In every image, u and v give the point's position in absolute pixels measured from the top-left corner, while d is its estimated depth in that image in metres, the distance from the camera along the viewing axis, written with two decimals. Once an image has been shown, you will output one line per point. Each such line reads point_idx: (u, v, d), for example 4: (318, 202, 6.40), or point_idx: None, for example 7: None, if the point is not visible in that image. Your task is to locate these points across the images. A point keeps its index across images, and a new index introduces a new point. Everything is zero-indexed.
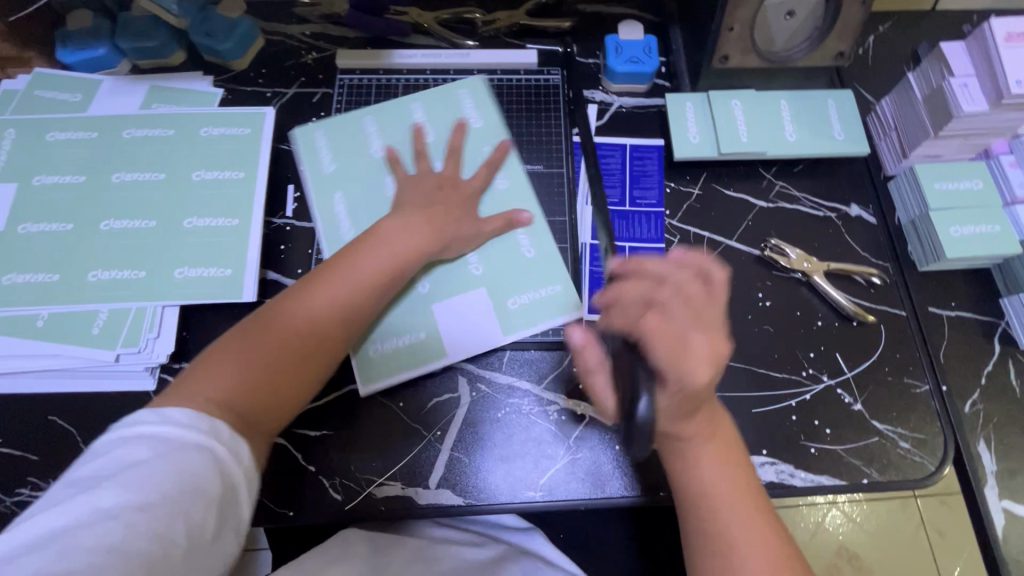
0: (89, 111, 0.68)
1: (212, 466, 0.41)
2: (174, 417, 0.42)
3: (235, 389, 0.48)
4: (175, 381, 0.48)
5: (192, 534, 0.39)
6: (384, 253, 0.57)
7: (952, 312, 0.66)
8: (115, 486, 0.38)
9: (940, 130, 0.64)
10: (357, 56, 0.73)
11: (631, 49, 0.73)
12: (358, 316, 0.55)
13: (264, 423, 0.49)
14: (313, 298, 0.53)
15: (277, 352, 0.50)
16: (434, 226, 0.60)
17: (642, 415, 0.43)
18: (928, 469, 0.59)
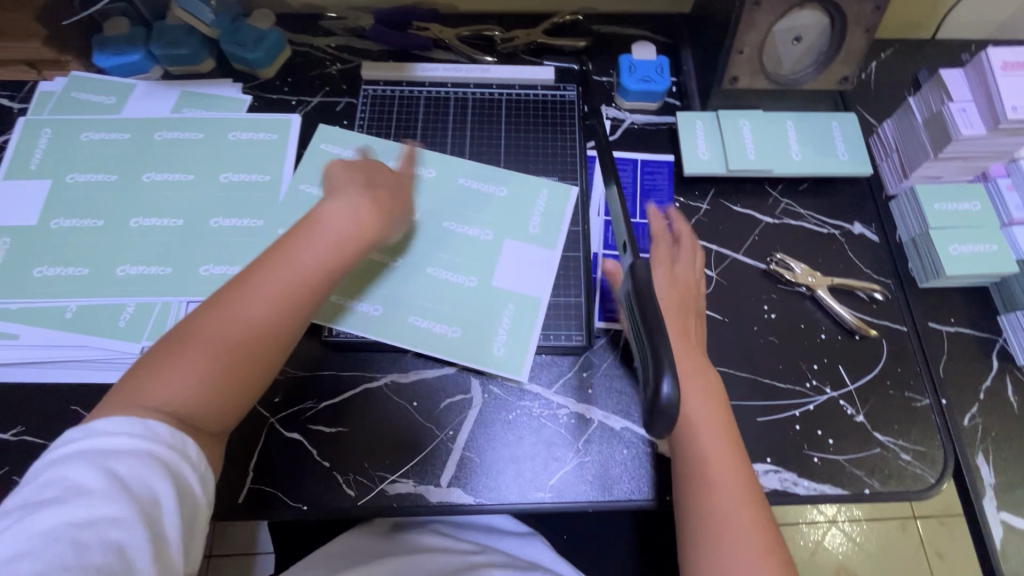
0: (123, 114, 0.71)
1: (163, 472, 0.42)
2: (112, 433, 0.42)
3: (179, 394, 0.46)
4: (115, 391, 0.46)
5: (154, 538, 0.40)
6: (328, 237, 0.54)
7: (952, 329, 0.67)
8: (59, 507, 0.39)
9: (940, 152, 0.66)
10: (381, 68, 0.76)
11: (643, 68, 0.76)
12: (302, 303, 0.51)
13: (213, 422, 0.48)
14: (251, 288, 0.50)
15: (220, 346, 0.48)
16: (381, 209, 0.58)
17: (664, 400, 0.37)
18: (929, 481, 0.60)
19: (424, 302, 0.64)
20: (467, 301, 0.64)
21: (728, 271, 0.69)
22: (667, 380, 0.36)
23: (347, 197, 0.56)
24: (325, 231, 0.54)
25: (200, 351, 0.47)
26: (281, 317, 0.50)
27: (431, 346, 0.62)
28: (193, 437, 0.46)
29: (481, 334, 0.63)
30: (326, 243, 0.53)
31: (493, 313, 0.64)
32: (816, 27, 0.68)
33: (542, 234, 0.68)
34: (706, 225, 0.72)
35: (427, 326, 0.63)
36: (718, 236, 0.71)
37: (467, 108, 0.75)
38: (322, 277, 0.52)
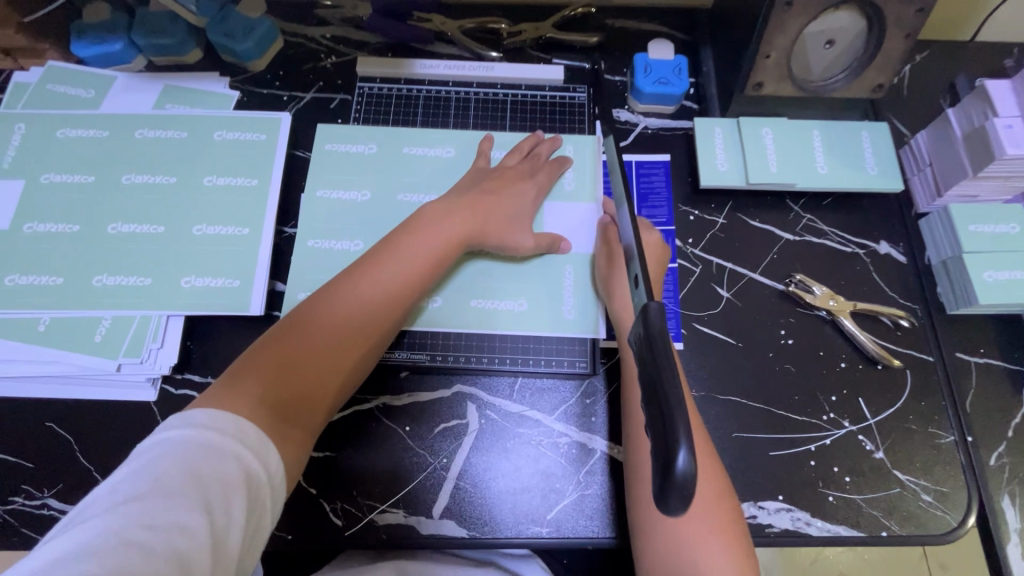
0: (102, 109, 0.67)
1: (239, 477, 0.40)
2: (199, 420, 0.41)
3: (270, 389, 0.46)
4: (215, 384, 0.46)
5: (216, 549, 0.37)
6: (415, 246, 0.56)
7: (981, 359, 0.63)
8: (134, 505, 0.36)
9: (979, 172, 0.61)
10: (378, 64, 0.71)
11: (660, 69, 0.70)
12: (401, 304, 0.54)
13: (306, 418, 0.48)
14: (352, 288, 0.53)
15: (306, 347, 0.49)
16: (479, 212, 0.59)
17: (682, 470, 0.31)
18: (950, 524, 0.57)
19: (476, 279, 0.63)
20: (524, 269, 0.64)
21: (743, 292, 0.65)
22: (684, 448, 0.31)
23: (430, 210, 0.59)
24: (410, 241, 0.56)
25: (290, 350, 0.49)
26: (368, 322, 0.52)
27: (480, 325, 0.62)
28: (285, 431, 0.45)
29: (543, 302, 0.63)
30: (413, 252, 0.55)
31: (552, 279, 0.63)
32: (851, 30, 0.62)
33: (579, 189, 0.67)
34: (721, 241, 0.67)
35: (475, 307, 0.62)
36: (733, 253, 0.67)
37: (469, 108, 0.71)
38: (407, 282, 0.55)
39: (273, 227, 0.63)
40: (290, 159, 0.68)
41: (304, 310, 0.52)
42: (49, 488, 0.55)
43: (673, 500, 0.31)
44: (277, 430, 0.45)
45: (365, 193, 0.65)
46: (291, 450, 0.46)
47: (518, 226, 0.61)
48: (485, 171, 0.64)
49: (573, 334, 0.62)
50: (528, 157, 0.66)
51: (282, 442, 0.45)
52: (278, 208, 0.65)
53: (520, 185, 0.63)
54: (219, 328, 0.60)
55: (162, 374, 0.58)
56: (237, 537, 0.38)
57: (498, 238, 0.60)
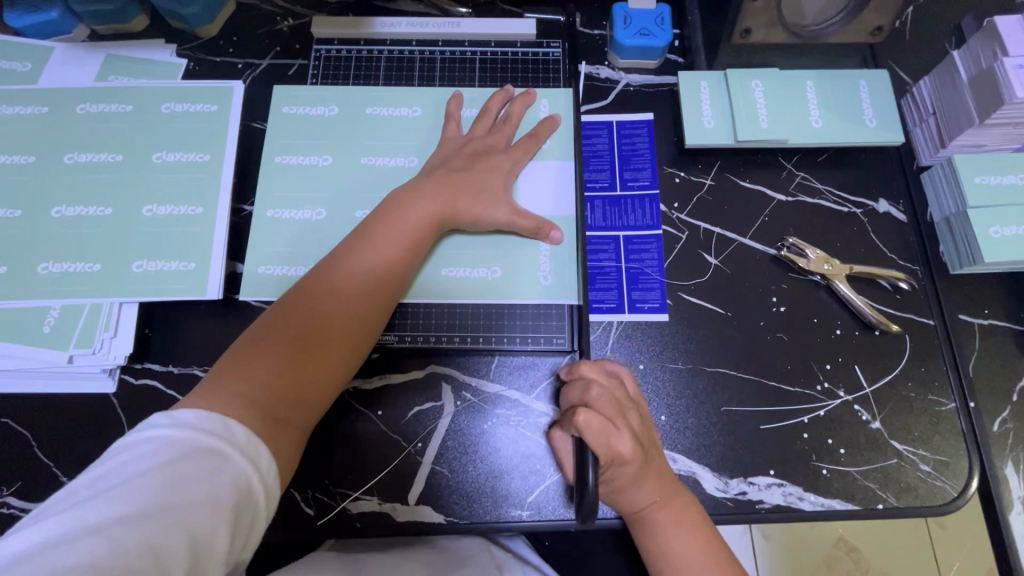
0: (41, 83, 0.62)
1: (227, 476, 0.37)
2: (183, 419, 0.39)
3: (257, 390, 0.44)
4: (203, 385, 0.44)
5: (197, 551, 0.34)
6: (395, 229, 0.52)
7: (985, 321, 0.60)
8: (108, 498, 0.34)
9: (987, 119, 0.57)
10: (336, 24, 0.66)
11: (640, 20, 0.65)
12: (391, 287, 0.51)
13: (300, 416, 0.46)
14: (338, 276, 0.50)
15: (290, 347, 0.46)
16: (450, 190, 0.55)
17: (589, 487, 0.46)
18: (950, 494, 0.54)
19: (456, 254, 0.59)
20: (495, 238, 0.59)
21: (732, 258, 0.61)
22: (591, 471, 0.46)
23: (400, 192, 0.55)
24: (386, 231, 0.52)
25: (272, 350, 0.46)
26: (352, 318, 0.49)
27: (461, 307, 0.58)
28: (279, 431, 0.43)
29: (521, 277, 0.59)
30: (390, 241, 0.52)
31: (529, 258, 0.59)
32: None
33: (556, 149, 0.62)
34: (709, 205, 0.63)
35: (448, 279, 0.59)
36: (722, 217, 0.63)
37: (435, 69, 0.65)
38: (388, 274, 0.51)
39: (228, 205, 0.59)
40: (246, 132, 0.63)
41: (290, 300, 0.49)
42: (6, 485, 0.53)
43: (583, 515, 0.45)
44: (268, 432, 0.42)
45: (327, 159, 0.60)
46: (283, 453, 0.43)
47: (492, 199, 0.57)
48: (459, 143, 0.59)
49: (548, 302, 0.58)
50: (498, 121, 0.62)
51: (274, 444, 0.42)
52: (235, 185, 0.61)
53: (493, 159, 0.59)
54: (178, 314, 0.57)
55: (118, 364, 0.55)
56: (223, 540, 0.36)
57: (471, 215, 0.56)
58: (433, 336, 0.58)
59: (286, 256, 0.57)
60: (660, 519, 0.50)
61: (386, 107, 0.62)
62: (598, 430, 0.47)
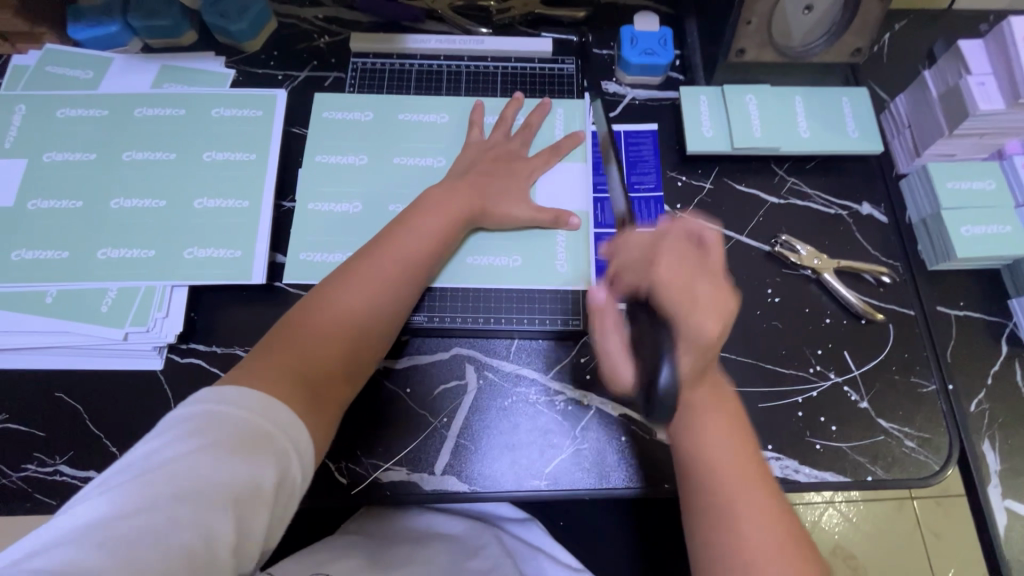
0: (101, 89, 0.68)
1: (269, 457, 0.40)
2: (229, 396, 0.41)
3: (297, 368, 0.47)
4: (244, 362, 0.46)
5: (242, 528, 0.38)
6: (423, 226, 0.58)
7: (960, 312, 0.65)
8: (160, 479, 0.37)
9: (955, 129, 0.63)
10: (370, 40, 0.73)
11: (645, 41, 0.72)
12: (417, 279, 0.56)
13: (334, 396, 0.49)
14: (368, 269, 0.54)
15: (322, 335, 0.50)
16: (477, 191, 0.62)
17: (665, 382, 0.44)
18: (933, 467, 0.59)
19: (480, 247, 0.65)
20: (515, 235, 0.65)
21: (730, 254, 0.67)
22: (667, 364, 0.44)
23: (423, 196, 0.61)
24: (406, 234, 0.57)
25: (304, 337, 0.49)
26: (377, 310, 0.53)
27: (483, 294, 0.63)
28: (317, 405, 0.46)
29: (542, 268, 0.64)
30: (411, 242, 0.57)
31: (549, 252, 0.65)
32: None
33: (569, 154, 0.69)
34: (709, 206, 0.69)
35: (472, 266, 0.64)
36: (721, 217, 0.69)
37: (461, 81, 0.72)
38: (416, 267, 0.56)
39: (271, 200, 0.65)
40: (287, 135, 0.69)
41: (324, 289, 0.53)
42: (60, 455, 0.57)
43: (661, 405, 0.44)
44: (308, 410, 0.45)
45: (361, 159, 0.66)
46: (321, 432, 0.46)
47: (514, 201, 0.64)
48: (483, 146, 0.66)
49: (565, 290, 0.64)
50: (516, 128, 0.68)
51: (314, 420, 0.45)
52: (277, 182, 0.66)
53: (513, 164, 0.65)
54: (223, 298, 0.62)
55: (168, 343, 0.59)
56: (262, 519, 0.39)
57: (497, 214, 0.63)
58: (457, 324, 0.63)
59: (323, 246, 0.63)
60: (700, 426, 0.49)
61: (415, 114, 0.69)
62: (681, 300, 0.47)
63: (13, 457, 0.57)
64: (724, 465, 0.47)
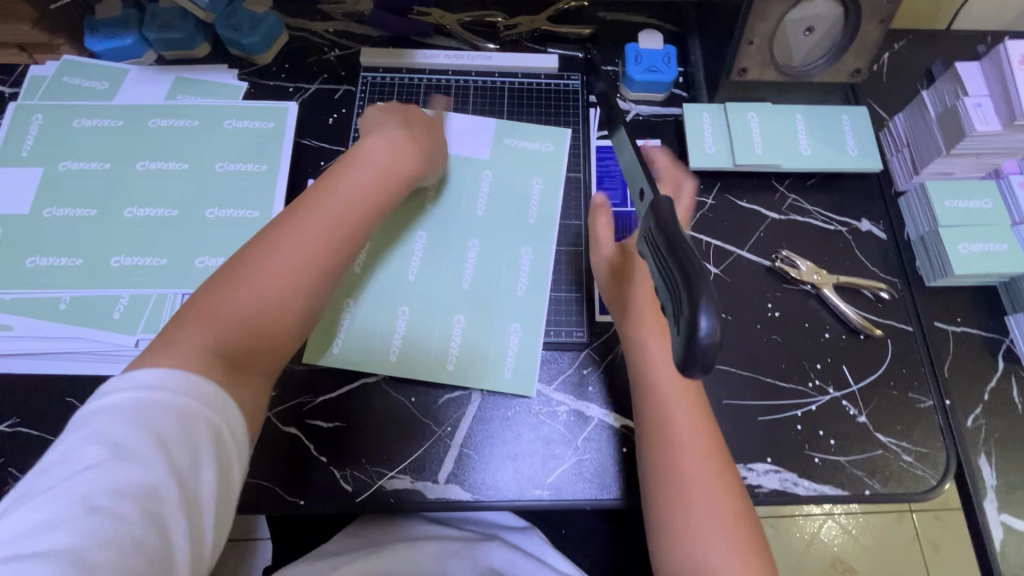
0: (116, 100, 0.69)
1: (202, 443, 0.39)
2: (143, 379, 0.40)
3: (217, 339, 0.45)
4: (160, 334, 0.44)
5: (191, 512, 0.38)
6: (350, 184, 0.55)
7: (958, 328, 0.66)
8: (95, 481, 0.36)
9: (952, 149, 0.64)
10: (380, 55, 0.74)
11: (649, 58, 0.74)
12: (351, 238, 0.53)
13: (261, 361, 0.48)
14: (291, 228, 0.50)
15: (244, 312, 0.47)
16: (413, 151, 0.61)
17: (706, 338, 0.28)
18: (930, 482, 0.60)
19: (432, 241, 0.66)
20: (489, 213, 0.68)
21: (731, 268, 0.68)
22: (704, 317, 0.28)
23: (358, 154, 0.57)
24: (335, 199, 0.53)
25: (224, 310, 0.46)
26: (303, 269, 0.49)
27: (534, 359, 0.63)
28: (236, 371, 0.45)
29: (505, 275, 0.66)
30: (340, 209, 0.53)
31: (512, 257, 0.66)
32: (829, 17, 0.65)
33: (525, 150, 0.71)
34: (711, 221, 0.70)
35: (503, 341, 0.63)
36: (722, 232, 0.70)
37: (469, 95, 0.74)
38: (345, 226, 0.52)
39: (281, 210, 0.66)
40: (297, 147, 0.71)
41: (246, 249, 0.50)
42: None
43: (699, 367, 0.29)
44: (229, 376, 0.44)
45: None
46: (246, 395, 0.45)
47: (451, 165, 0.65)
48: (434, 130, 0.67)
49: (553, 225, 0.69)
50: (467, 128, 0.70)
51: (237, 389, 0.44)
52: (287, 193, 0.68)
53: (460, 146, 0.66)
54: None
55: None
56: (206, 503, 0.39)
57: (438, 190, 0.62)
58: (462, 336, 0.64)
59: None
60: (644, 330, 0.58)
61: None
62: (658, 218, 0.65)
63: (23, 462, 0.57)
64: (669, 389, 0.54)
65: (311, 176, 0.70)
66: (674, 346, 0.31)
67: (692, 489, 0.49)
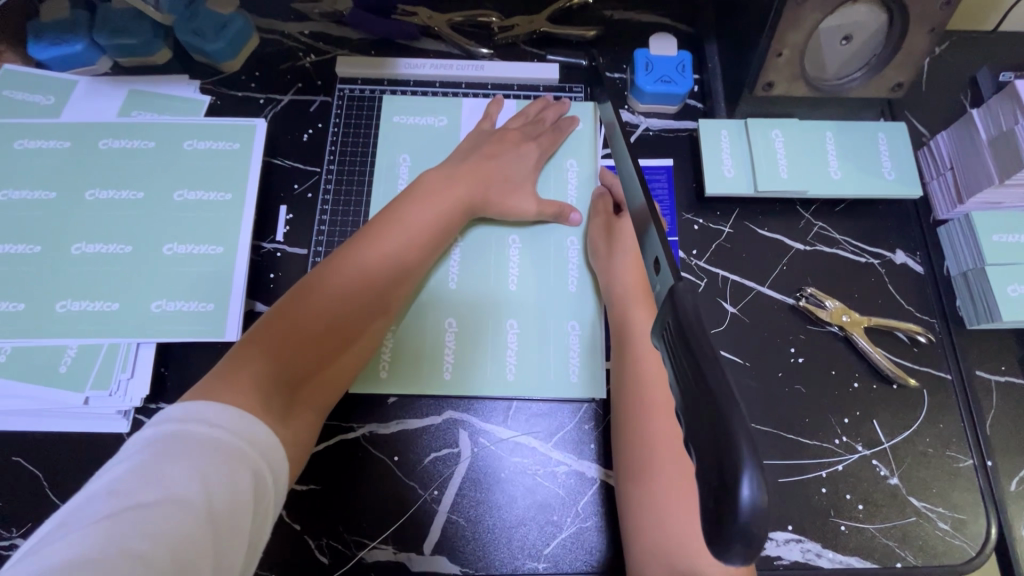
0: (63, 118, 0.62)
1: (245, 467, 0.37)
2: (201, 413, 0.38)
3: (276, 376, 0.44)
4: (214, 371, 0.42)
5: (221, 556, 0.34)
6: (417, 215, 0.54)
7: (1001, 376, 0.60)
8: (132, 509, 0.33)
9: (1006, 179, 0.57)
10: (359, 64, 0.66)
11: (662, 67, 0.66)
12: (407, 278, 0.53)
13: (312, 401, 0.47)
14: (355, 264, 0.50)
15: (304, 342, 0.46)
16: (479, 174, 0.59)
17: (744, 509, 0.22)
18: (968, 553, 0.54)
19: (471, 241, 0.62)
20: (532, 231, 0.62)
21: (750, 307, 0.61)
22: (747, 479, 0.22)
23: (418, 186, 0.57)
24: (398, 231, 0.53)
25: (284, 339, 0.45)
26: (362, 310, 0.50)
27: (597, 344, 0.59)
28: (291, 415, 0.44)
29: (554, 271, 0.61)
30: (402, 242, 0.53)
31: (558, 244, 0.62)
32: (870, 25, 0.58)
33: (582, 154, 0.66)
34: (728, 252, 0.63)
35: (562, 333, 0.59)
36: (741, 265, 0.63)
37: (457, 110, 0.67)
38: (406, 262, 0.53)
39: (248, 243, 0.59)
40: (267, 168, 0.64)
41: (307, 283, 0.49)
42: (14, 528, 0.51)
43: (729, 546, 0.23)
44: (283, 422, 0.43)
45: (406, 159, 0.64)
46: (297, 437, 0.44)
47: (518, 190, 0.61)
48: (487, 134, 0.63)
49: (587, 302, 0.60)
50: (531, 121, 0.65)
51: (288, 433, 0.43)
52: (255, 223, 0.61)
53: (519, 148, 0.62)
54: (195, 354, 0.56)
55: (134, 406, 0.54)
56: (242, 543, 0.36)
57: (500, 205, 0.60)
58: (452, 386, 0.58)
59: None
60: (631, 296, 0.56)
61: (413, 116, 0.65)
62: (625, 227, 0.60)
63: None
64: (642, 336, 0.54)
65: (283, 202, 0.62)
66: (701, 501, 0.24)
67: (654, 445, 0.49)
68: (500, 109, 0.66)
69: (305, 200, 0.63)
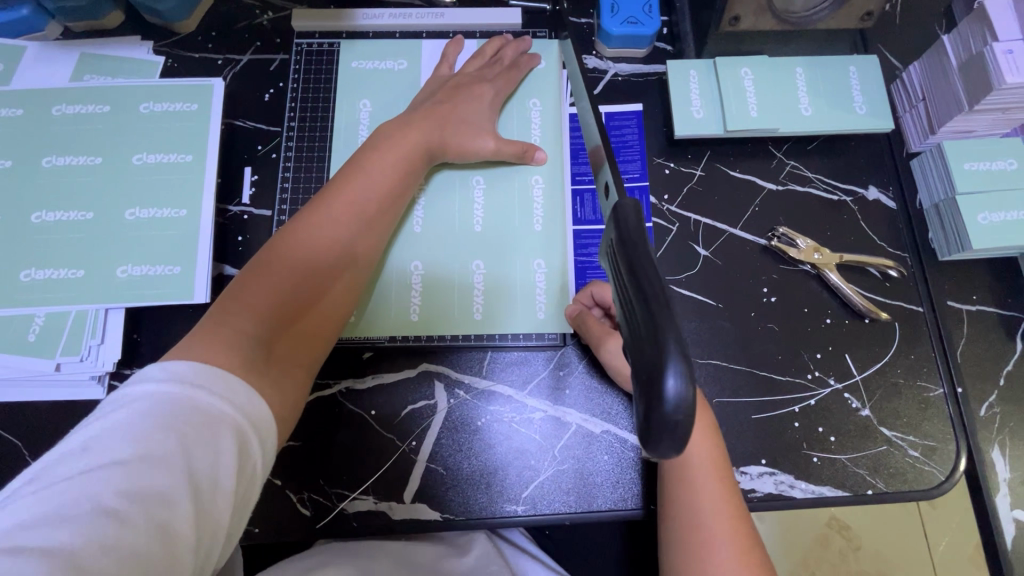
0: (13, 85, 0.60)
1: (226, 431, 0.36)
2: (179, 372, 0.37)
3: (258, 333, 0.43)
4: (194, 332, 0.42)
5: (201, 516, 0.34)
6: (382, 164, 0.54)
7: (973, 306, 0.60)
8: (111, 468, 0.32)
9: (976, 105, 0.56)
10: (316, 17, 0.65)
11: (628, 7, 0.64)
12: (380, 231, 0.53)
13: (299, 357, 0.46)
14: (327, 219, 0.50)
15: (281, 299, 0.45)
16: (436, 117, 0.58)
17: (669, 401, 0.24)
18: (938, 478, 0.55)
19: (433, 187, 0.61)
20: (492, 173, 0.62)
21: (722, 249, 0.61)
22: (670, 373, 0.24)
23: (376, 137, 0.56)
24: (363, 184, 0.52)
25: (263, 298, 0.45)
26: (339, 264, 0.50)
27: (563, 282, 0.59)
28: (277, 373, 0.43)
29: (519, 214, 0.61)
30: (368, 194, 0.52)
31: (522, 186, 0.61)
32: None
33: (545, 97, 0.64)
34: (699, 195, 0.63)
35: (528, 272, 0.59)
36: (712, 208, 0.62)
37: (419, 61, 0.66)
38: (378, 215, 0.53)
39: (212, 205, 0.58)
40: (227, 129, 0.62)
41: (279, 239, 0.48)
42: None
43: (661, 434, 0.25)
44: (268, 378, 0.42)
45: (367, 105, 0.63)
46: (286, 395, 0.44)
47: (478, 131, 0.59)
48: (444, 80, 0.62)
49: (553, 243, 0.60)
50: (490, 63, 0.63)
51: (276, 387, 0.42)
52: (219, 185, 0.60)
53: (476, 89, 0.61)
54: (165, 318, 0.56)
55: (107, 371, 0.54)
56: (227, 506, 0.35)
57: (458, 145, 0.58)
58: (423, 337, 0.58)
59: None
60: None
61: (371, 61, 0.64)
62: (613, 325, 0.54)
63: None
64: None
65: (247, 163, 0.61)
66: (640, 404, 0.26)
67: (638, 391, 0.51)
68: (460, 49, 0.64)
69: (268, 160, 0.62)
